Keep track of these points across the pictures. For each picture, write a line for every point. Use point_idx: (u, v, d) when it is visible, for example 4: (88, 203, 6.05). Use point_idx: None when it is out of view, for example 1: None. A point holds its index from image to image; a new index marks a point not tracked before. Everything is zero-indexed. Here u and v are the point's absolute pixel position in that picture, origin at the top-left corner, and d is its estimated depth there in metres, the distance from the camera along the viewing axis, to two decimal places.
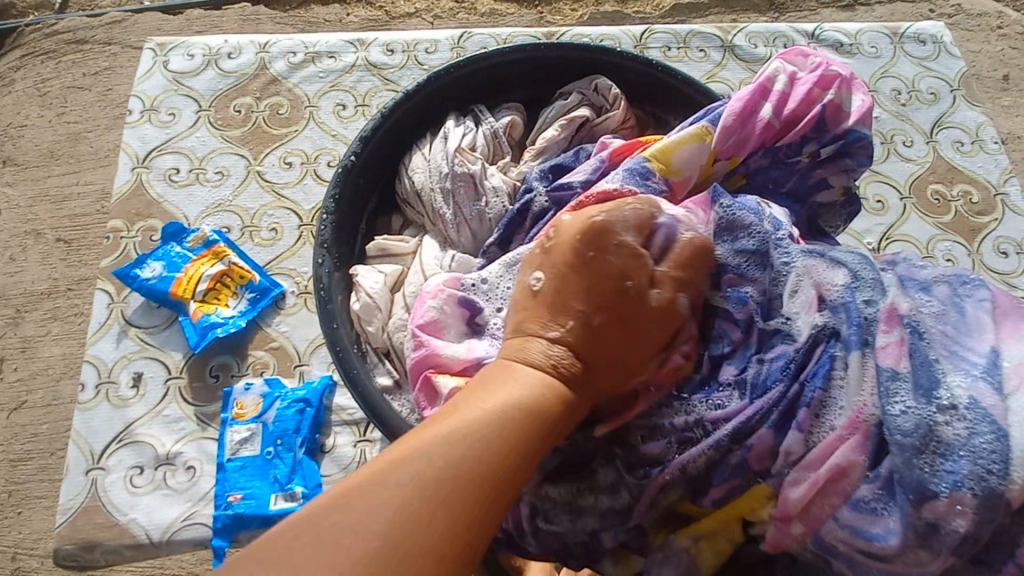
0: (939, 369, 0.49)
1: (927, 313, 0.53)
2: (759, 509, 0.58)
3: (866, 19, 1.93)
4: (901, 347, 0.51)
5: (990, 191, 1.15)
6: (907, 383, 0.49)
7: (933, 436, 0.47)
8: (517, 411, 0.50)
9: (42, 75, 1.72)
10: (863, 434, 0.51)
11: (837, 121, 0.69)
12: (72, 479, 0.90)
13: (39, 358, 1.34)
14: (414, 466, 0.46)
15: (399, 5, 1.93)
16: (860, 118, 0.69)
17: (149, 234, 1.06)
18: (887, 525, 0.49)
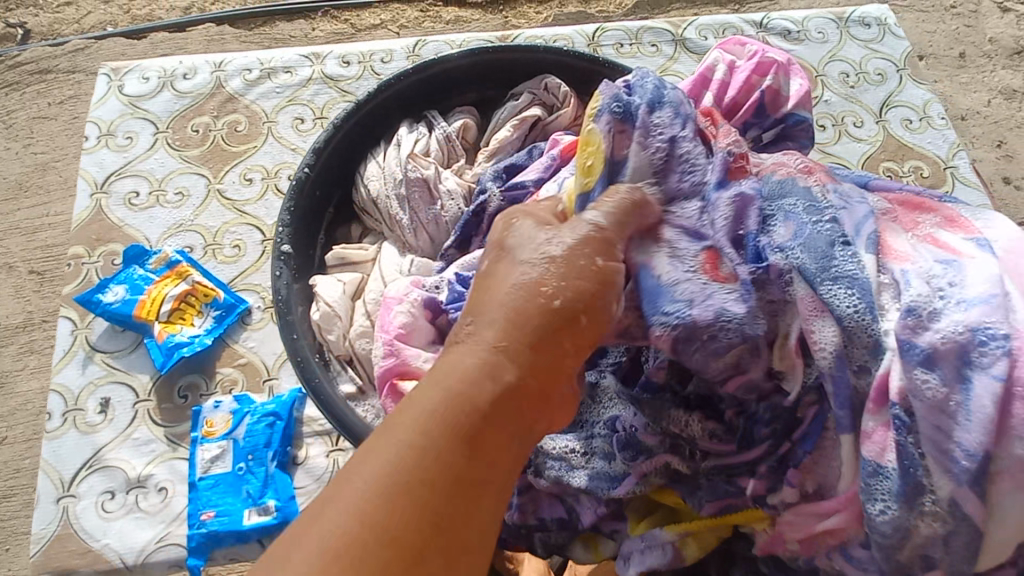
0: (1018, 395, 0.47)
1: (1023, 323, 0.49)
2: (755, 524, 0.61)
3: (824, 5, 1.98)
4: (936, 339, 0.51)
5: (940, 165, 1.18)
6: (982, 411, 0.47)
7: (992, 469, 0.46)
8: (435, 459, 0.46)
9: (4, 106, 1.70)
10: (926, 457, 0.50)
11: (776, 106, 0.70)
12: (43, 508, 0.88)
13: (18, 393, 1.32)
14: (340, 522, 0.43)
15: (365, 17, 1.94)
16: (798, 102, 0.71)
17: (110, 259, 1.05)
18: (875, 562, 0.54)
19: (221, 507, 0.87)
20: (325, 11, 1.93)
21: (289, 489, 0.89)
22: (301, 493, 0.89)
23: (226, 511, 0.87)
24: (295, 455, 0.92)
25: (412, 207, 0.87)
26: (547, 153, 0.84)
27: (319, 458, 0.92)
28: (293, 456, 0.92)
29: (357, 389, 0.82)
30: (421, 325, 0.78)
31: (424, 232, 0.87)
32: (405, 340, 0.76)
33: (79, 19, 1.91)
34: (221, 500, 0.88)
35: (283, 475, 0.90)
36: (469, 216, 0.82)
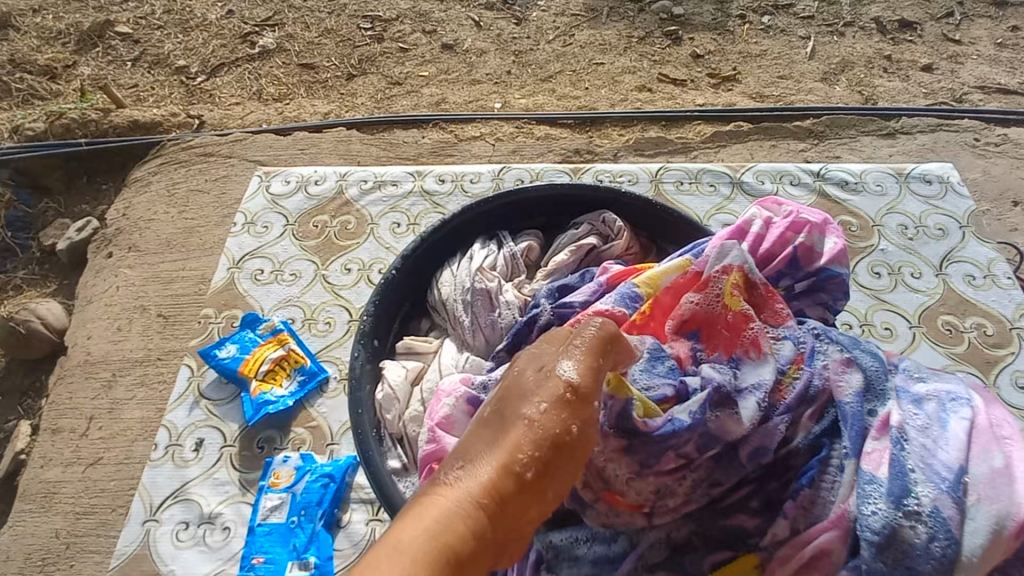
0: (912, 480, 0.60)
1: (913, 425, 0.64)
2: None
3: (907, 147, 2.01)
4: (884, 456, 0.63)
5: (1005, 325, 1.15)
6: (882, 489, 0.61)
7: (898, 535, 0.58)
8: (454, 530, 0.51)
9: (173, 179, 2.10)
10: (843, 529, 0.62)
11: (809, 260, 0.81)
12: (131, 527, 1.00)
13: (122, 419, 1.52)
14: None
15: (467, 130, 2.24)
16: (830, 258, 0.81)
17: (231, 321, 1.24)
18: None
19: (270, 554, 0.95)
20: (434, 123, 2.27)
21: (329, 549, 0.95)
22: (338, 555, 0.95)
23: (273, 559, 0.94)
24: (340, 517, 0.99)
25: (473, 311, 1.00)
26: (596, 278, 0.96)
27: (359, 524, 0.98)
28: (338, 518, 0.99)
29: (401, 466, 0.90)
30: (465, 417, 0.84)
31: (481, 334, 0.99)
32: (447, 429, 0.83)
33: (243, 116, 2.37)
34: (271, 548, 0.95)
35: (327, 534, 0.97)
36: (522, 325, 0.92)
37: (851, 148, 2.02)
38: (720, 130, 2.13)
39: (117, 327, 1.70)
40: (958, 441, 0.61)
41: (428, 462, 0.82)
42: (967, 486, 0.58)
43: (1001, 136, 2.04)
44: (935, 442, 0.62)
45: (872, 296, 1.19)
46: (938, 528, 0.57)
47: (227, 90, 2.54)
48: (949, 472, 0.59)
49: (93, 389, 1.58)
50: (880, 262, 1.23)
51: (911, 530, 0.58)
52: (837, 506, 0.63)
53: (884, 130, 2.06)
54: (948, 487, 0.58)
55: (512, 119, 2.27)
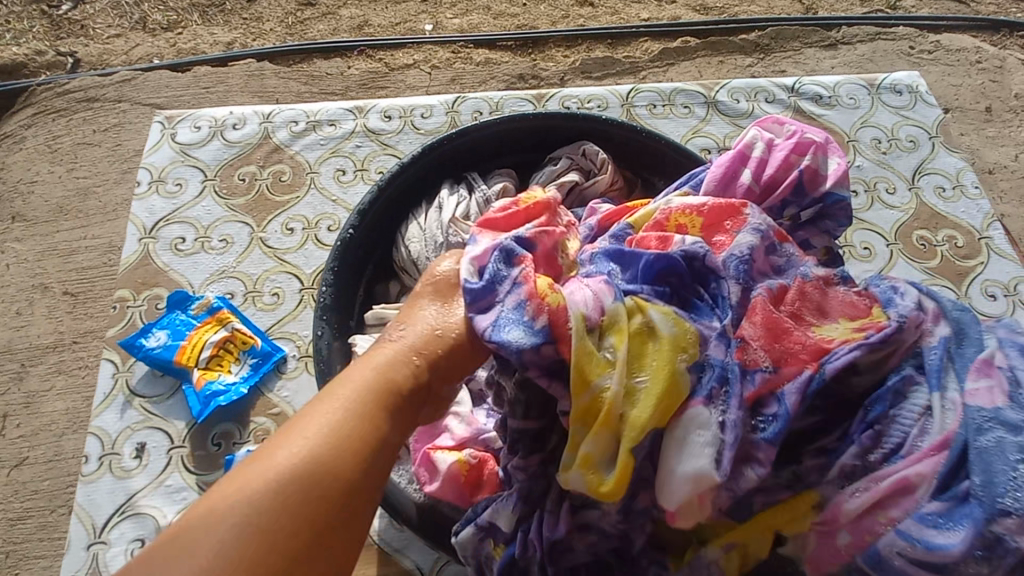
0: (999, 422, 0.58)
1: (994, 379, 0.61)
2: (799, 519, 0.66)
3: (848, 57, 1.99)
4: (997, 395, 0.60)
5: (975, 235, 1.21)
6: (976, 433, 0.58)
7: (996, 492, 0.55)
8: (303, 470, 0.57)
9: (52, 132, 1.78)
10: (943, 460, 0.59)
11: (816, 184, 0.78)
12: (74, 554, 0.89)
13: (42, 413, 1.34)
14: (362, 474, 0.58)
15: (397, 57, 2.00)
16: (836, 181, 0.78)
17: (154, 302, 1.08)
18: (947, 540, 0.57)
19: None
20: (360, 51, 2.01)
21: None
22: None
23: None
24: None
25: None
26: (585, 221, 0.90)
27: None
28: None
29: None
30: None
31: None
32: None
33: (127, 51, 2.02)
34: None
35: None
36: None
37: (794, 61, 1.99)
38: (667, 47, 2.02)
39: (16, 312, 1.47)
40: (1015, 395, 0.60)
41: (421, 447, 0.84)
42: (1020, 430, 0.58)
43: (934, 42, 2.05)
44: (1023, 377, 0.61)
45: None
46: (1020, 473, 0.55)
47: (101, 18, 2.12)
48: (1012, 419, 0.58)
49: None
50: (857, 180, 1.24)
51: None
52: (933, 437, 0.60)
53: (825, 41, 2.03)
54: (1018, 431, 0.58)
55: (448, 43, 2.05)
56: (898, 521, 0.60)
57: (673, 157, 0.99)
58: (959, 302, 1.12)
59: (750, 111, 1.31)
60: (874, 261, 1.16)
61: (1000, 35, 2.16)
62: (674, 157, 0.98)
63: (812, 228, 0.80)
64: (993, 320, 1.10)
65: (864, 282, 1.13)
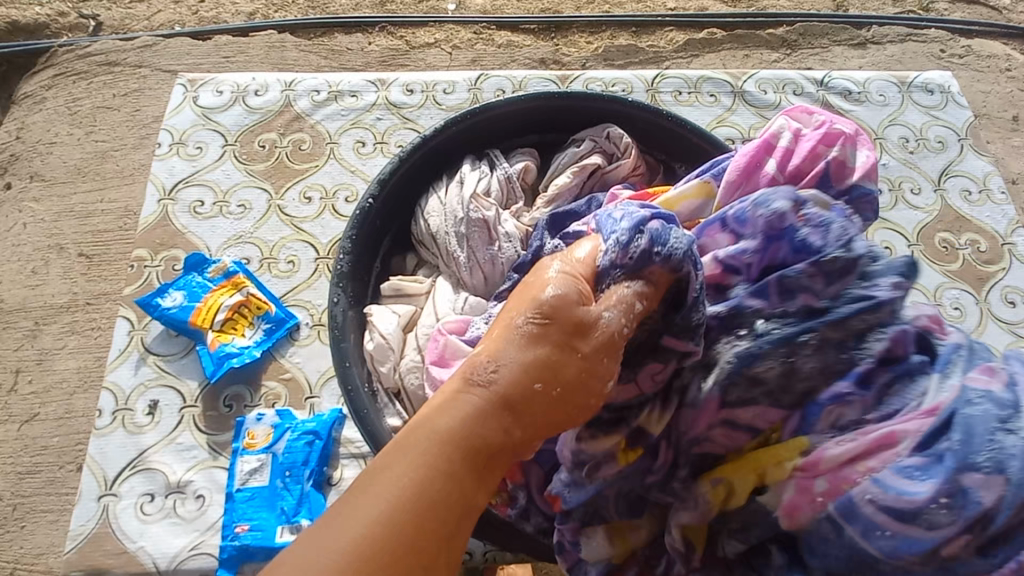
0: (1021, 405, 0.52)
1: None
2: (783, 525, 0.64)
3: (877, 57, 1.95)
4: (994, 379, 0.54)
5: (998, 241, 1.18)
6: (991, 398, 0.52)
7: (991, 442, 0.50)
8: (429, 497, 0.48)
9: (72, 94, 1.78)
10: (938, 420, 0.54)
11: (842, 177, 0.76)
12: (84, 504, 0.91)
13: (55, 371, 1.36)
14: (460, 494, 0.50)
15: (420, 36, 1.98)
16: (866, 174, 0.76)
17: (171, 264, 1.09)
18: None
19: (255, 521, 0.88)
20: (381, 28, 2.00)
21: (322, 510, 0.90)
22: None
23: (260, 526, 0.87)
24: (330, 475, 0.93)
25: (470, 245, 0.91)
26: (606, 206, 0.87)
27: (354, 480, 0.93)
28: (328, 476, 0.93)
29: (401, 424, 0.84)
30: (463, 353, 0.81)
31: (479, 271, 0.91)
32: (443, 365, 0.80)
33: (149, 16, 2.01)
34: (255, 514, 0.89)
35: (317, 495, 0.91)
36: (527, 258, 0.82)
37: (822, 58, 1.95)
38: (692, 38, 1.99)
39: (32, 270, 1.49)
40: None
41: None
42: None
43: (966, 46, 2.00)
44: None
45: None
46: None
47: None
48: None
49: (14, 341, 1.40)
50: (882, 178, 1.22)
51: (981, 489, 0.49)
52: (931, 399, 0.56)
53: (855, 39, 1.98)
54: None
55: (470, 23, 2.03)
56: (878, 472, 0.54)
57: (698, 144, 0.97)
58: (977, 307, 1.11)
59: (776, 103, 1.29)
60: None
61: None
62: (698, 144, 0.97)
63: None
64: (1012, 328, 1.08)
65: None
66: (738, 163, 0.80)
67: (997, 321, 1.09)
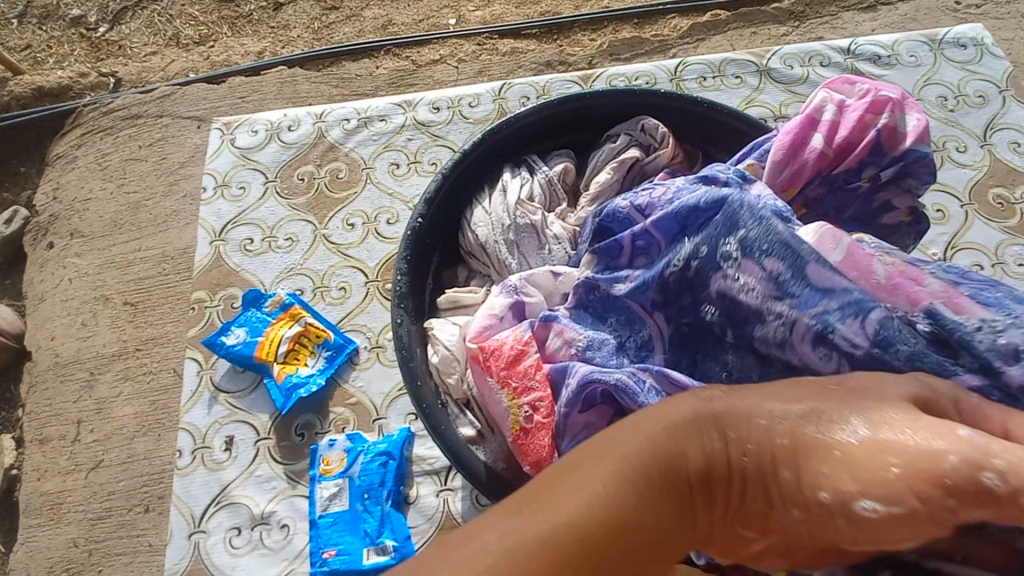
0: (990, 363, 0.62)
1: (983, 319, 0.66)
2: None
3: (890, 18, 1.91)
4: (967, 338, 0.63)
5: None
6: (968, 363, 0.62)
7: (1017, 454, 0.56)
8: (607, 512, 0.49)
9: (101, 150, 1.85)
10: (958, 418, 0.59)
11: (893, 144, 0.76)
12: (175, 543, 0.94)
13: (114, 418, 1.41)
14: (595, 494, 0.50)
15: (424, 54, 2.01)
16: (917, 138, 0.75)
17: (230, 302, 1.12)
18: None
19: (342, 545, 0.90)
20: (386, 50, 2.03)
21: (404, 528, 0.91)
22: (415, 533, 0.92)
23: (346, 550, 0.90)
24: (408, 493, 0.94)
25: (520, 251, 0.93)
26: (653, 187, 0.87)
27: (430, 497, 0.94)
28: (405, 495, 0.94)
29: (476, 432, 0.87)
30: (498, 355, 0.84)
31: None
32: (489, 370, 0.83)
33: (164, 67, 2.08)
34: (341, 538, 0.91)
35: (398, 514, 0.93)
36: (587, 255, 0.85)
37: (833, 26, 1.91)
38: (696, 22, 1.97)
39: (82, 323, 1.55)
40: None
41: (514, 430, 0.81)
42: None
43: None
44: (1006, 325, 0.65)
45: None
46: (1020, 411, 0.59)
47: (137, 37, 2.20)
48: None
49: (73, 392, 1.46)
50: None
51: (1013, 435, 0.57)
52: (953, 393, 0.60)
53: (865, 3, 1.94)
54: None
55: (471, 35, 2.05)
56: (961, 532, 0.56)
57: (738, 128, 0.97)
58: None
59: (804, 76, 1.27)
60: (948, 223, 1.11)
61: None
62: (740, 128, 0.96)
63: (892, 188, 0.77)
64: None
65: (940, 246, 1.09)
66: (783, 141, 0.79)
67: None
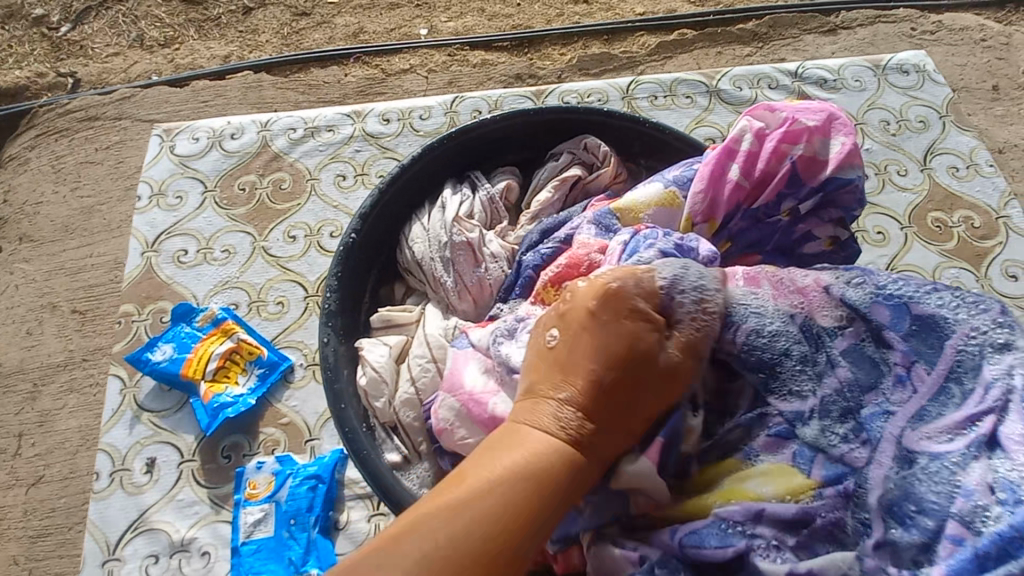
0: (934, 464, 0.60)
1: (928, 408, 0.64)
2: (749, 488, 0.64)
3: (848, 42, 1.97)
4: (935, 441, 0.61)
5: (992, 215, 1.18)
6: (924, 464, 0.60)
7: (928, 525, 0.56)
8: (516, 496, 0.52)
9: (55, 152, 1.78)
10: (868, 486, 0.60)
11: (812, 173, 0.80)
12: (89, 572, 0.89)
13: (56, 431, 1.34)
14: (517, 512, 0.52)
15: (395, 63, 2.00)
16: (837, 165, 0.79)
17: (159, 316, 1.08)
18: None
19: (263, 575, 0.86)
20: (357, 58, 2.01)
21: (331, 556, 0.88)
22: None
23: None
24: (337, 519, 0.91)
25: (456, 270, 0.90)
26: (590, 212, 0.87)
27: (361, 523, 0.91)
28: (335, 521, 0.91)
29: (401, 458, 0.83)
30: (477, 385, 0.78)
31: (468, 295, 0.90)
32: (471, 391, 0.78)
33: (126, 69, 2.03)
34: (263, 568, 0.87)
35: (325, 541, 0.89)
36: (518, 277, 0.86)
37: (794, 48, 1.96)
38: (665, 40, 2.01)
39: (26, 332, 1.48)
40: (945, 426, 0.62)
41: None
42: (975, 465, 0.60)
43: (935, 23, 2.03)
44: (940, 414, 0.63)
45: None
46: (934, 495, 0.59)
47: (99, 37, 2.14)
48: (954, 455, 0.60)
49: (14, 404, 1.38)
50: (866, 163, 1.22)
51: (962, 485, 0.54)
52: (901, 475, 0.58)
53: (824, 27, 2.00)
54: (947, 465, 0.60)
55: (443, 46, 2.05)
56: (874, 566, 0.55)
57: (675, 146, 0.97)
58: (978, 283, 1.10)
59: (753, 98, 1.30)
60: (888, 245, 1.14)
61: (1004, 13, 2.12)
62: (675, 146, 0.97)
63: (813, 220, 0.82)
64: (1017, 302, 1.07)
65: (880, 267, 1.11)
66: (704, 172, 0.82)
67: (1002, 296, 1.08)
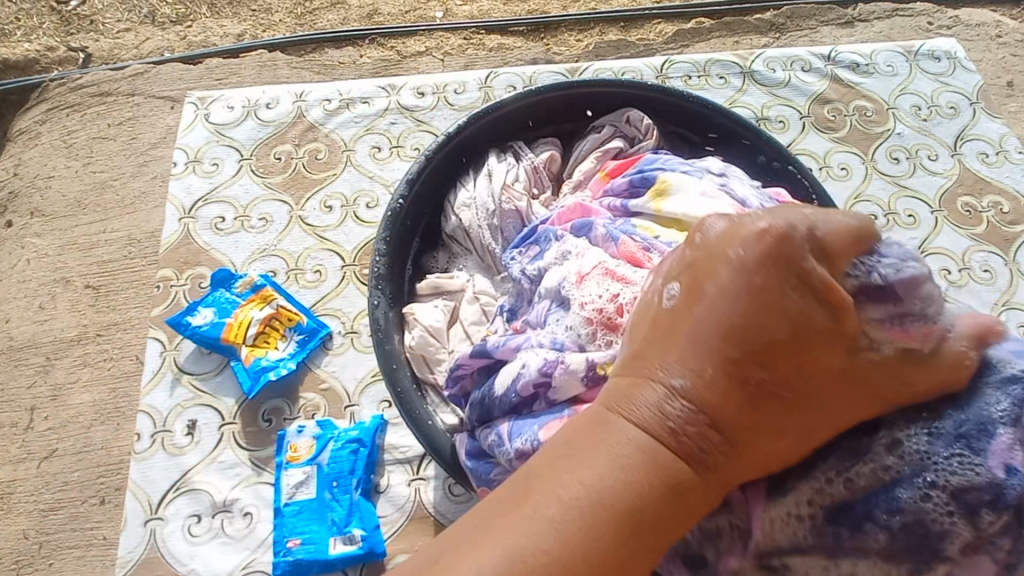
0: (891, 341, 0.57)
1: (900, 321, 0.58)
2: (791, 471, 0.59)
3: (866, 34, 1.96)
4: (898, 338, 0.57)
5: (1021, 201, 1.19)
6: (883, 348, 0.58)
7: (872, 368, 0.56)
8: None
9: (68, 126, 1.77)
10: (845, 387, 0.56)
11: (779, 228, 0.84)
12: (130, 531, 0.91)
13: (70, 405, 1.35)
14: None
15: (409, 45, 1.98)
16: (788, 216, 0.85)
17: (197, 282, 1.08)
18: None
19: (306, 535, 0.88)
20: (371, 39, 1.99)
21: (373, 518, 0.90)
22: (385, 522, 0.90)
23: (311, 539, 0.87)
24: (378, 483, 0.93)
25: (504, 237, 0.93)
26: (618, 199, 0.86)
27: (400, 486, 0.93)
28: (376, 484, 0.92)
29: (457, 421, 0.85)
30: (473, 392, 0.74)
31: None
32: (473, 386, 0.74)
33: (137, 45, 2.01)
34: (306, 528, 0.88)
35: (366, 503, 0.91)
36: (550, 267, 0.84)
37: (811, 39, 1.95)
38: (681, 29, 2.00)
39: (40, 305, 1.48)
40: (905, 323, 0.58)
41: None
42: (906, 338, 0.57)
43: (952, 17, 2.02)
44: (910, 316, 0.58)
45: (893, 182, 1.19)
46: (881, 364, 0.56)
47: (110, 13, 2.12)
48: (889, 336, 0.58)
49: (27, 377, 1.39)
50: (898, 147, 1.23)
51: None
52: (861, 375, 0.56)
53: (842, 19, 2.00)
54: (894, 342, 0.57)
55: (457, 30, 2.03)
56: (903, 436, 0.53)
57: (720, 121, 0.98)
58: (1007, 268, 1.11)
59: (786, 80, 1.31)
60: (919, 228, 1.15)
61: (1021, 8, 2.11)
62: (720, 121, 0.98)
63: None
64: None
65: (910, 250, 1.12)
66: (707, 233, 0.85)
67: None
